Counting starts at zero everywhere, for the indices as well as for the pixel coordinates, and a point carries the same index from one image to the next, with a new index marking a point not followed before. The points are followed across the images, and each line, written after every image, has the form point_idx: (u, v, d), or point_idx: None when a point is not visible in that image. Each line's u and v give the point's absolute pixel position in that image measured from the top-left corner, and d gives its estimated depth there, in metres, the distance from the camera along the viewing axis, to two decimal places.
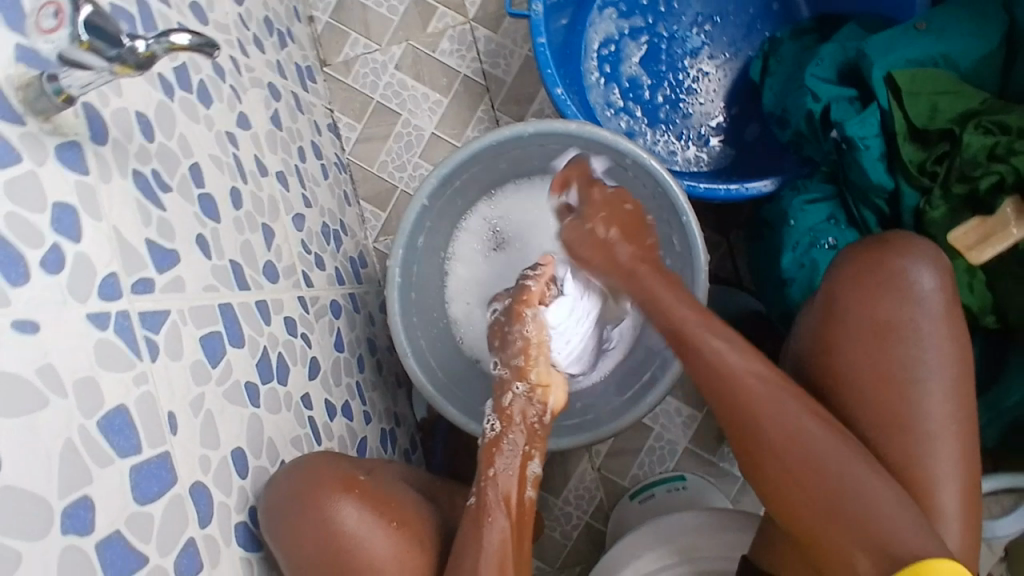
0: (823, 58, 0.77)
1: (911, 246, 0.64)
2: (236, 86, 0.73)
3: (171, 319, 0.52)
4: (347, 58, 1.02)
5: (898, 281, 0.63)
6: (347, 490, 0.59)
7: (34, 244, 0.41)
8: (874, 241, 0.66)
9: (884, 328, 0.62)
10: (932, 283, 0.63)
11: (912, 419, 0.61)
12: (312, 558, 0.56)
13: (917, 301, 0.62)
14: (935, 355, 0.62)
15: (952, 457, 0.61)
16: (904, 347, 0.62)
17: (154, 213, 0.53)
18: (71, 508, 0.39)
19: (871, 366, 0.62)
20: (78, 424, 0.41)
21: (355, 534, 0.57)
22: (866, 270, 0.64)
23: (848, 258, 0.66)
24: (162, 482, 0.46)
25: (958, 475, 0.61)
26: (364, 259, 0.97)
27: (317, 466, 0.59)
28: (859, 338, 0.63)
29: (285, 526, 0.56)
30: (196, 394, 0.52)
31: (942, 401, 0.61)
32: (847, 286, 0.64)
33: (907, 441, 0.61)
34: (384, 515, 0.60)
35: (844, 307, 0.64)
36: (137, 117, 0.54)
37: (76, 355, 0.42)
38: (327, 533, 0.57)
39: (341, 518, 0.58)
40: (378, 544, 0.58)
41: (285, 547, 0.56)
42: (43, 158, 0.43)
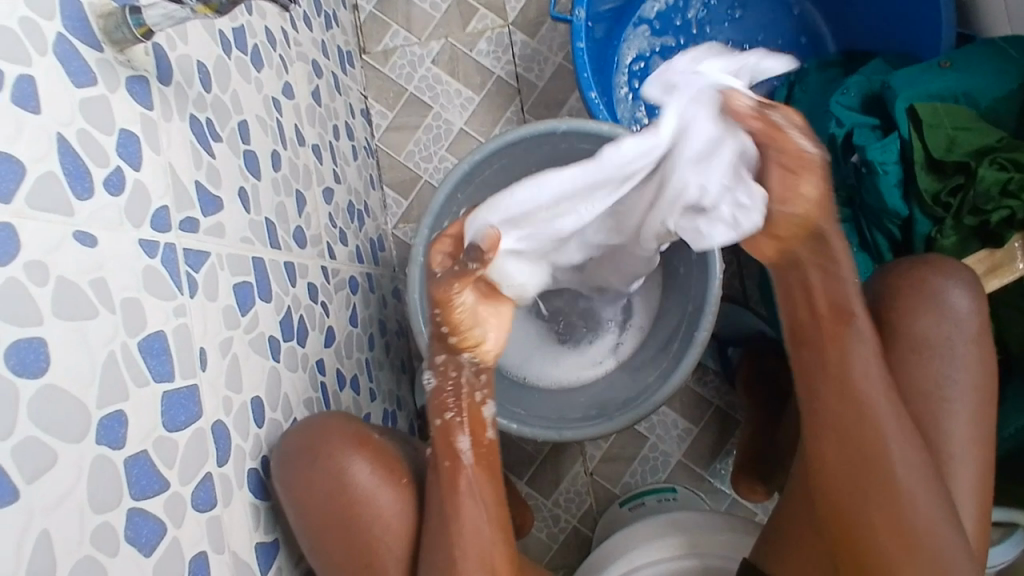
0: (849, 88, 0.80)
1: (947, 268, 0.66)
2: (285, 57, 0.76)
3: (211, 261, 0.53)
4: (386, 48, 1.05)
5: (938, 300, 0.65)
6: (358, 446, 0.61)
7: (100, 164, 0.42)
8: (916, 259, 0.68)
9: (921, 344, 0.64)
10: (968, 309, 0.65)
11: (938, 437, 0.62)
12: (324, 511, 0.58)
13: (951, 320, 0.64)
14: (964, 377, 0.63)
15: (970, 481, 0.62)
16: (938, 363, 0.64)
17: (204, 158, 0.55)
18: (106, 420, 0.40)
19: (907, 379, 0.64)
20: (122, 340, 0.42)
21: (367, 489, 0.60)
22: (908, 290, 0.66)
23: (887, 275, 0.68)
24: (189, 414, 0.47)
25: (973, 495, 0.62)
26: (383, 243, 0.99)
27: (329, 426, 0.61)
28: (895, 348, 0.65)
29: (295, 476, 0.57)
30: (226, 337, 0.53)
31: (965, 424, 0.63)
32: (890, 297, 0.67)
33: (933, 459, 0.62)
34: (394, 474, 0.63)
35: (887, 316, 0.66)
36: (198, 65, 0.56)
37: (126, 275, 0.43)
38: (336, 486, 0.59)
39: (353, 474, 0.60)
40: (386, 501, 0.61)
41: (295, 499, 0.57)
42: (116, 86, 0.45)
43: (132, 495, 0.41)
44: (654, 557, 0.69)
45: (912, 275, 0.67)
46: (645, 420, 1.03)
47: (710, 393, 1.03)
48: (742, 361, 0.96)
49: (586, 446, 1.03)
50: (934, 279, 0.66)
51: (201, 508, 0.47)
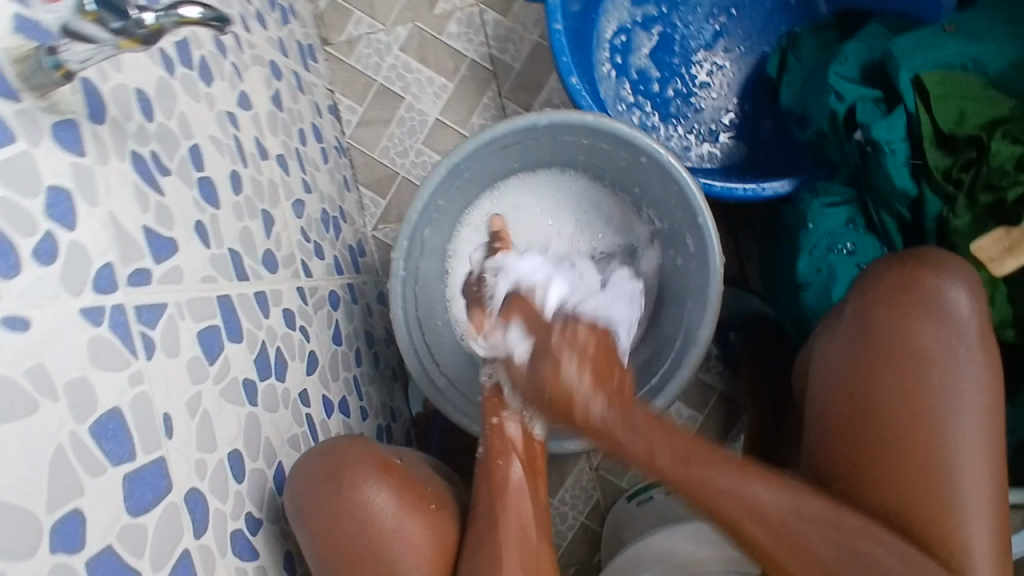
0: (847, 56, 0.75)
1: (945, 265, 0.63)
2: (238, 63, 0.70)
3: (168, 313, 0.48)
4: (350, 37, 0.98)
5: (936, 303, 0.61)
6: (383, 471, 0.59)
7: (26, 233, 0.37)
8: (909, 257, 0.65)
9: (920, 361, 0.59)
10: (970, 310, 0.61)
11: (950, 468, 0.57)
12: (349, 542, 0.56)
13: (952, 326, 0.60)
14: (973, 395, 0.58)
15: (987, 517, 0.56)
16: (940, 382, 0.59)
17: (152, 198, 0.50)
18: (61, 523, 0.36)
19: (906, 403, 0.59)
20: (70, 429, 0.37)
21: (394, 515, 0.57)
22: (900, 296, 0.62)
23: (881, 275, 0.64)
24: (157, 490, 0.43)
25: (992, 531, 0.56)
26: (363, 247, 0.94)
27: (354, 449, 0.60)
28: (891, 366, 0.60)
29: (316, 506, 0.56)
30: (194, 394, 0.49)
31: (978, 454, 0.57)
32: (882, 310, 0.62)
33: (945, 492, 0.57)
34: (422, 499, 0.60)
35: (878, 332, 0.61)
36: (135, 93, 0.50)
37: (70, 353, 0.38)
38: (362, 516, 0.57)
39: (377, 502, 0.57)
40: (415, 526, 0.58)
41: (317, 532, 0.56)
42: (38, 138, 0.40)
43: None
44: None
45: (902, 276, 0.63)
46: None
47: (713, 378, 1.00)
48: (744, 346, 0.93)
49: None
50: (928, 279, 0.62)
51: None
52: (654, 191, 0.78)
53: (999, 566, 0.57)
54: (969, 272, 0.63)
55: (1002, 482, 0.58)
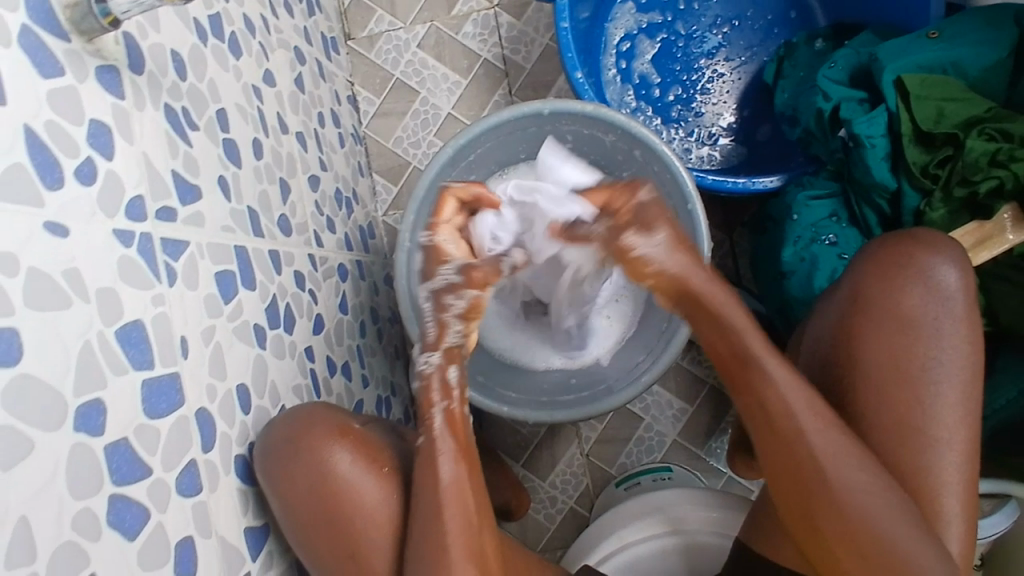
0: (836, 61, 0.80)
1: (938, 243, 0.66)
2: (265, 44, 0.75)
3: (190, 251, 0.53)
4: (371, 33, 1.04)
5: (926, 278, 0.65)
6: (340, 437, 0.62)
7: (70, 154, 0.43)
8: (897, 235, 0.68)
9: (905, 322, 0.64)
10: (957, 283, 0.65)
11: (923, 420, 0.62)
12: (309, 506, 0.59)
13: (941, 296, 0.64)
14: (949, 356, 0.63)
15: (957, 463, 0.62)
16: (920, 342, 0.64)
17: (181, 147, 0.55)
18: (85, 408, 0.40)
19: (890, 361, 0.64)
20: (97, 329, 0.42)
21: (350, 478, 0.61)
22: (895, 271, 0.66)
23: (872, 256, 0.68)
24: (171, 402, 0.47)
25: (960, 477, 0.62)
26: (373, 230, 0.98)
27: (315, 413, 0.62)
28: (883, 330, 0.64)
29: (280, 468, 0.57)
30: (208, 325, 0.54)
31: (952, 404, 0.62)
32: (872, 279, 0.66)
33: (919, 443, 0.62)
34: (375, 461, 0.63)
35: (867, 299, 0.66)
36: (171, 54, 0.56)
37: (101, 266, 0.43)
38: (321, 477, 0.60)
39: (336, 464, 0.61)
40: (372, 485, 0.62)
41: (280, 495, 0.58)
42: (84, 76, 0.45)
43: (114, 482, 0.41)
44: (642, 535, 0.71)
45: (888, 254, 0.67)
46: (640, 401, 1.03)
47: (704, 373, 1.03)
48: None
49: (581, 428, 1.03)
50: (921, 256, 0.66)
51: (185, 494, 0.47)
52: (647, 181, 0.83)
53: (962, 506, 0.62)
54: (958, 250, 0.67)
55: (972, 435, 0.63)
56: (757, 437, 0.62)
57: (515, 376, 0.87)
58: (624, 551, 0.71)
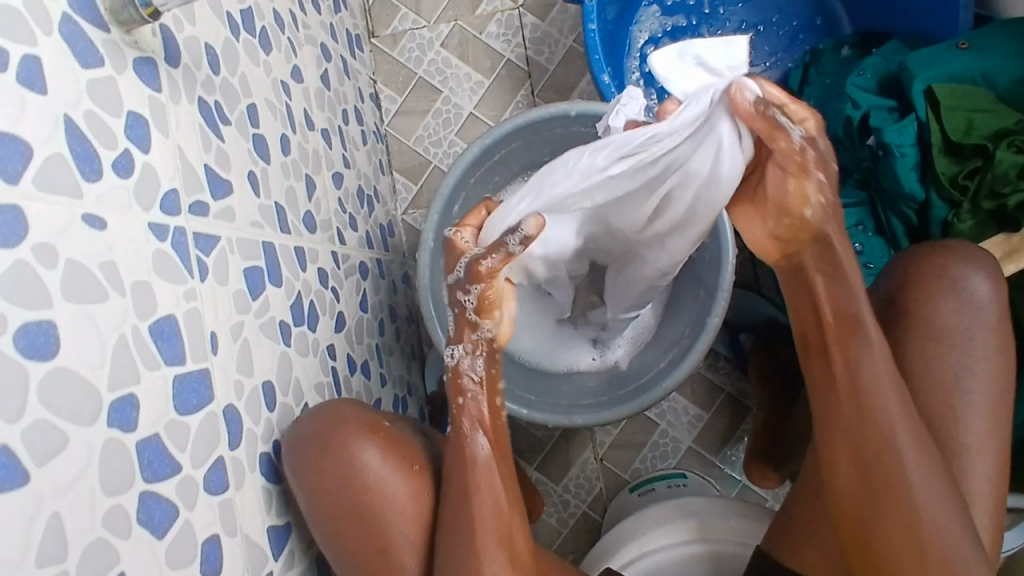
0: (865, 69, 0.79)
1: (972, 254, 0.65)
2: (293, 40, 0.75)
3: (221, 245, 0.53)
4: (395, 32, 1.04)
5: (958, 288, 0.64)
6: (371, 432, 0.62)
7: (109, 146, 0.42)
8: (933, 246, 0.67)
9: (940, 332, 0.63)
10: (988, 295, 0.64)
11: (955, 431, 0.61)
12: (335, 500, 0.59)
13: (974, 308, 0.63)
14: (982, 369, 0.62)
15: (986, 477, 0.61)
16: (954, 353, 0.63)
17: (213, 141, 0.55)
18: (118, 403, 0.40)
19: (925, 370, 0.63)
20: (132, 324, 0.42)
21: (378, 473, 0.61)
22: (926, 280, 0.65)
23: (907, 263, 0.67)
24: (200, 397, 0.47)
25: (989, 490, 0.61)
26: (392, 228, 0.98)
27: (342, 412, 0.62)
28: (914, 338, 0.64)
29: (307, 459, 0.57)
30: (236, 321, 0.53)
31: (983, 414, 0.62)
32: (908, 287, 0.66)
33: (951, 454, 0.61)
34: (405, 459, 0.63)
35: (904, 308, 0.65)
36: (205, 47, 0.55)
37: (137, 259, 0.43)
38: (350, 473, 0.60)
39: (366, 459, 0.61)
40: (400, 482, 0.62)
41: (309, 487, 0.58)
42: (123, 68, 0.45)
43: (144, 478, 0.41)
44: (666, 543, 0.71)
45: (926, 263, 0.66)
46: (656, 406, 1.02)
47: (720, 379, 1.02)
48: (754, 347, 0.96)
49: (596, 432, 1.03)
50: (955, 265, 0.65)
51: (212, 491, 0.47)
52: None
53: (989, 519, 0.61)
54: (989, 260, 0.65)
55: (1001, 446, 0.62)
56: (827, 409, 0.60)
57: (537, 379, 0.87)
58: (646, 558, 0.70)
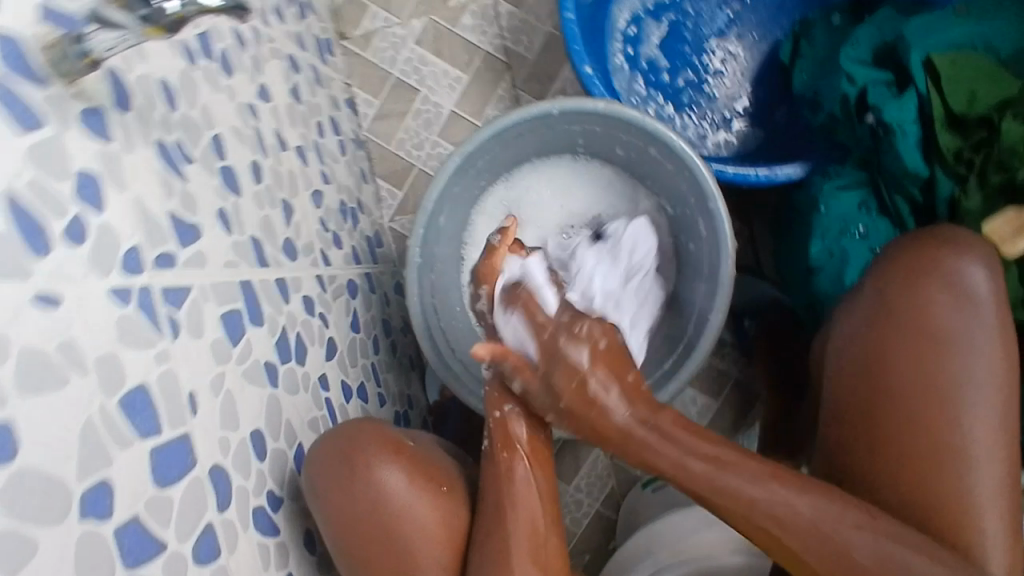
0: (859, 41, 0.76)
1: (968, 246, 0.64)
2: (257, 57, 0.71)
3: (193, 296, 0.50)
4: (366, 31, 0.99)
5: (954, 283, 0.63)
6: (394, 455, 0.61)
7: (58, 214, 0.39)
8: (925, 236, 0.66)
9: (930, 335, 0.61)
10: (987, 290, 0.62)
11: (958, 438, 0.59)
12: (359, 521, 0.58)
13: (970, 307, 0.62)
14: (982, 369, 0.60)
15: (997, 480, 0.59)
16: (950, 357, 0.61)
17: (177, 185, 0.51)
18: (91, 491, 0.38)
19: (915, 377, 0.61)
20: (99, 403, 0.39)
21: (403, 496, 0.60)
22: (922, 274, 0.63)
23: (894, 260, 0.65)
24: (182, 464, 0.45)
25: (1000, 495, 0.59)
26: (380, 238, 0.95)
27: (366, 433, 0.61)
28: (904, 344, 0.62)
29: (330, 482, 0.57)
30: (217, 373, 0.51)
31: (988, 413, 0.60)
32: (897, 288, 0.64)
33: (954, 466, 0.59)
34: (433, 482, 0.62)
35: (891, 313, 0.63)
36: (159, 83, 0.52)
37: (101, 331, 0.40)
38: (373, 496, 0.59)
39: (386, 483, 0.59)
40: (426, 504, 0.60)
41: (328, 511, 0.57)
42: (68, 124, 0.41)
43: (126, 566, 0.39)
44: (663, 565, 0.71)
45: (915, 260, 0.64)
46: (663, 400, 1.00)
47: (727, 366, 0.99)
48: (758, 334, 0.93)
49: None
50: (947, 258, 0.63)
51: (203, 561, 0.45)
52: (665, 175, 0.79)
53: (1004, 530, 0.59)
54: (987, 251, 0.64)
55: (1009, 447, 0.60)
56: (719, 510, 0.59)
57: None
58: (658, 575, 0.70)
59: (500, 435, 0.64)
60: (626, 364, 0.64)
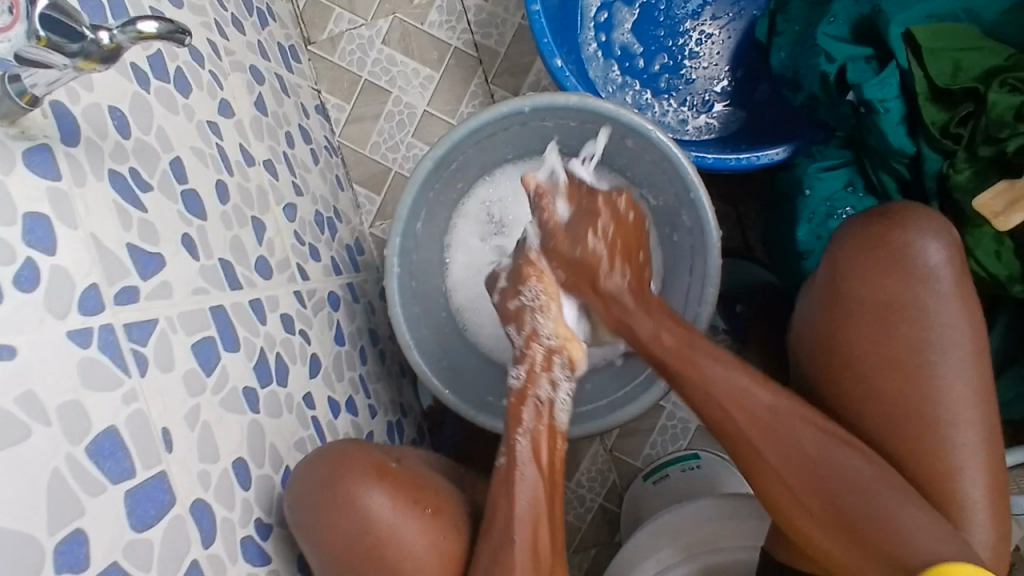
0: (836, 14, 0.73)
1: (918, 218, 0.62)
2: (217, 71, 0.69)
3: (160, 328, 0.48)
4: (331, 34, 0.97)
5: (909, 255, 0.61)
6: (378, 477, 0.59)
7: (4, 261, 0.38)
8: (880, 213, 0.64)
9: (892, 308, 0.60)
10: (941, 259, 0.60)
11: (931, 408, 0.58)
12: (345, 547, 0.57)
13: (927, 277, 0.60)
14: (949, 335, 0.59)
15: (975, 445, 0.58)
16: (914, 326, 0.59)
17: (135, 215, 0.50)
18: (64, 545, 0.37)
19: (881, 350, 0.60)
20: (65, 453, 0.38)
21: (388, 519, 0.58)
22: (875, 253, 0.61)
23: (854, 236, 0.63)
24: (161, 505, 0.43)
25: (981, 461, 0.58)
26: (361, 246, 0.94)
27: (350, 456, 0.60)
28: (867, 320, 0.60)
29: (315, 510, 0.56)
30: (192, 406, 0.49)
31: (960, 385, 0.58)
32: (855, 264, 0.62)
33: (928, 434, 0.58)
34: (418, 503, 0.60)
35: (850, 287, 0.61)
36: (109, 111, 0.50)
37: (60, 378, 0.39)
38: (358, 522, 0.58)
39: (370, 507, 0.58)
40: (414, 525, 0.59)
41: (316, 540, 0.57)
42: (10, 165, 0.40)
43: None
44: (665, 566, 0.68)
45: (873, 234, 0.62)
46: None
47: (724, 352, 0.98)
48: (750, 317, 0.92)
49: None
50: (895, 236, 0.61)
51: None
52: (647, 168, 0.77)
53: (987, 492, 0.58)
54: (941, 222, 0.62)
55: (986, 411, 0.59)
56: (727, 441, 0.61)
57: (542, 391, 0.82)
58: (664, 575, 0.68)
59: (514, 448, 0.63)
60: (642, 242, 0.73)
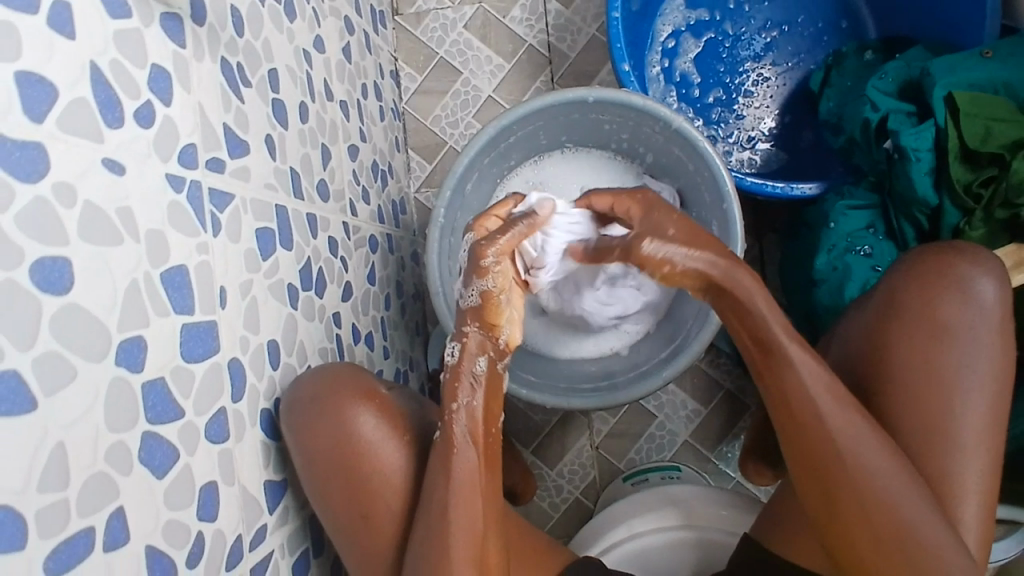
0: (886, 73, 0.80)
1: (978, 257, 0.67)
2: (317, 9, 0.76)
3: (235, 203, 0.54)
4: (419, 10, 1.04)
5: (964, 286, 0.66)
6: (366, 400, 0.64)
7: (131, 96, 0.43)
8: (945, 248, 0.69)
9: (940, 330, 0.64)
10: (994, 297, 0.65)
11: (951, 427, 0.62)
12: (326, 458, 0.61)
13: (975, 308, 0.65)
14: (983, 369, 0.63)
15: (980, 475, 0.62)
16: (954, 350, 0.64)
17: (233, 101, 0.56)
18: (126, 344, 0.41)
19: (921, 365, 0.64)
20: (145, 270, 0.43)
21: (370, 442, 0.63)
22: (934, 279, 0.66)
23: (914, 263, 0.69)
24: (207, 347, 0.48)
25: (981, 489, 0.62)
26: (404, 206, 0.99)
27: (343, 375, 0.64)
28: (909, 334, 0.65)
29: (311, 427, 0.59)
30: (246, 279, 0.54)
31: (982, 412, 0.62)
32: (912, 285, 0.67)
33: (946, 451, 0.62)
34: (401, 429, 0.65)
35: (905, 303, 0.66)
36: (231, 9, 0.56)
37: (152, 208, 0.44)
38: (345, 438, 0.62)
39: (359, 425, 0.63)
40: (394, 452, 0.63)
41: (306, 445, 0.59)
42: (150, 22, 0.46)
43: (148, 419, 0.42)
44: (649, 527, 0.74)
45: (935, 261, 0.68)
46: (655, 399, 1.03)
47: (721, 376, 1.03)
48: None
49: (594, 420, 1.04)
50: (960, 266, 0.66)
51: (213, 440, 0.49)
52: (688, 176, 0.82)
53: (982, 517, 0.62)
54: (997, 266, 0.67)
55: (997, 447, 0.63)
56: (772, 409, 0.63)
57: (538, 362, 0.89)
58: (634, 538, 0.73)
59: (452, 425, 0.62)
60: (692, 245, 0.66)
